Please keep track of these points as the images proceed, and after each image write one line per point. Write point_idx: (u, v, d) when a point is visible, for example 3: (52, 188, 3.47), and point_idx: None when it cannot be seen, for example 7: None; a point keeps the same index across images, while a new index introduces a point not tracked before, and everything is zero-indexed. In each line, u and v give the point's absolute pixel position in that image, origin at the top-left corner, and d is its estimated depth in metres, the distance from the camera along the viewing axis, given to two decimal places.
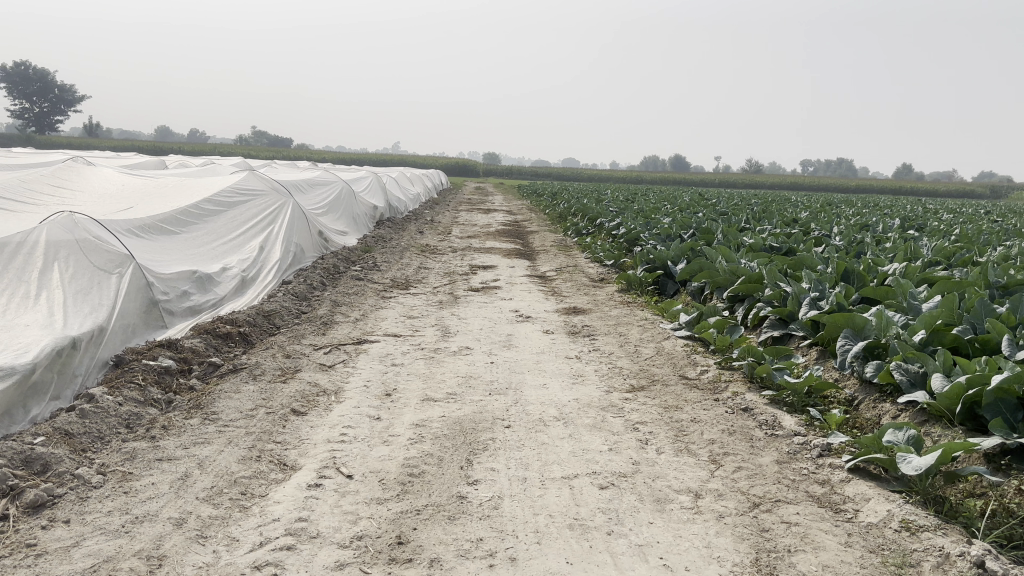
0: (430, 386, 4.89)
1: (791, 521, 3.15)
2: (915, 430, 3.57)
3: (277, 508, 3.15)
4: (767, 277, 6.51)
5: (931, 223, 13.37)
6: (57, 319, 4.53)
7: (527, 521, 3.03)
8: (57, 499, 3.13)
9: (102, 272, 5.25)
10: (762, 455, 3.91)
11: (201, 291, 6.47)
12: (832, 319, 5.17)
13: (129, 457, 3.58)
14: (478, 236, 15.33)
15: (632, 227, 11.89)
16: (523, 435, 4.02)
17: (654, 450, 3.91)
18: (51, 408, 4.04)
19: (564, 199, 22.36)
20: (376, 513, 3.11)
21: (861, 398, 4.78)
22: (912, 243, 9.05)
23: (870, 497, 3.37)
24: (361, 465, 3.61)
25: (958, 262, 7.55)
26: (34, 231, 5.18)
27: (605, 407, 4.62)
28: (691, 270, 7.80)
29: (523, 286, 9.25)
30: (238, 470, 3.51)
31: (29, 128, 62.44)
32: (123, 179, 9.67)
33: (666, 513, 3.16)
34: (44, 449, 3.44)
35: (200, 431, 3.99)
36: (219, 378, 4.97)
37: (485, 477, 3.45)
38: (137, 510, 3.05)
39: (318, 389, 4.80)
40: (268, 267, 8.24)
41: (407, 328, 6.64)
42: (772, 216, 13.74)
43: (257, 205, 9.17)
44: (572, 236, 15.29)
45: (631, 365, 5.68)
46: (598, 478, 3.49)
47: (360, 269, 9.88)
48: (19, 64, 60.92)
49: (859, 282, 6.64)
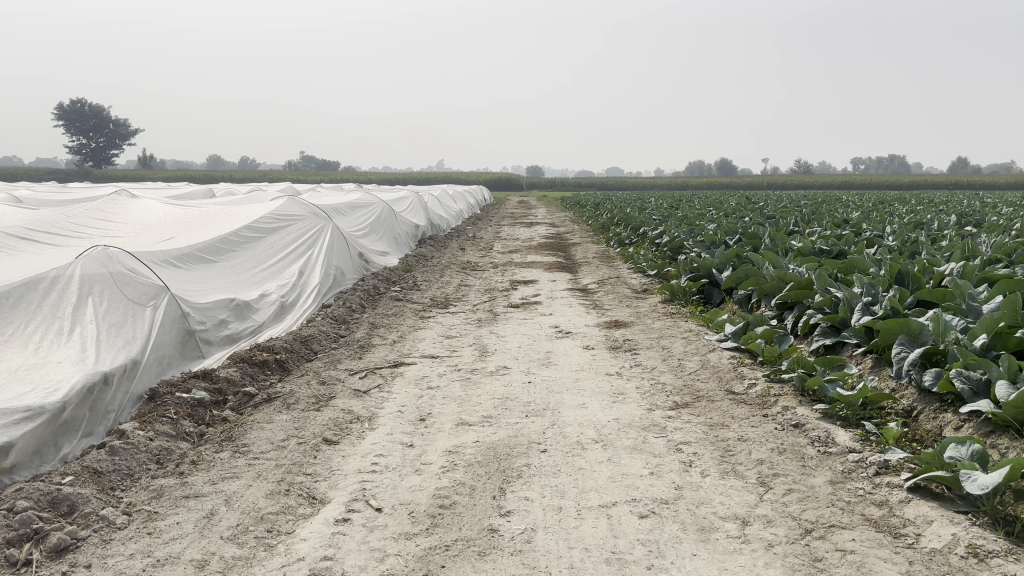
0: (465, 410, 4.75)
1: (847, 549, 2.93)
2: (980, 445, 3.33)
3: (304, 546, 3.04)
4: (816, 283, 6.24)
5: (990, 217, 12.83)
6: (90, 354, 4.52)
7: (561, 556, 2.87)
8: (80, 542, 3.08)
9: (136, 305, 5.25)
10: (815, 475, 3.67)
11: (239, 319, 6.45)
12: (887, 325, 4.90)
13: (156, 495, 3.52)
14: (521, 250, 15.23)
15: (675, 235, 11.64)
16: (560, 460, 3.86)
17: (699, 473, 3.72)
18: (82, 446, 4.02)
19: (606, 208, 22.12)
20: (404, 549, 2.98)
21: (921, 409, 4.50)
22: (970, 240, 8.64)
23: (933, 520, 3.13)
24: (391, 497, 3.48)
25: (1019, 259, 7.15)
26: (69, 265, 5.21)
27: (646, 427, 4.43)
28: (737, 278, 7.55)
29: (564, 301, 9.07)
30: (265, 505, 3.41)
31: (86, 163, 64.68)
32: (164, 210, 9.77)
33: (711, 544, 2.97)
34: (71, 488, 3.40)
35: (229, 464, 3.92)
36: (253, 408, 4.91)
37: (519, 508, 3.30)
38: (159, 553, 2.98)
39: (352, 416, 4.71)
40: (307, 291, 8.23)
41: (445, 348, 6.53)
42: (821, 217, 13.34)
43: (296, 229, 9.18)
44: (615, 247, 15.05)
45: (674, 380, 5.47)
46: (637, 506, 3.31)
47: (399, 289, 9.83)
48: (75, 102, 63.34)
49: (914, 284, 6.34)
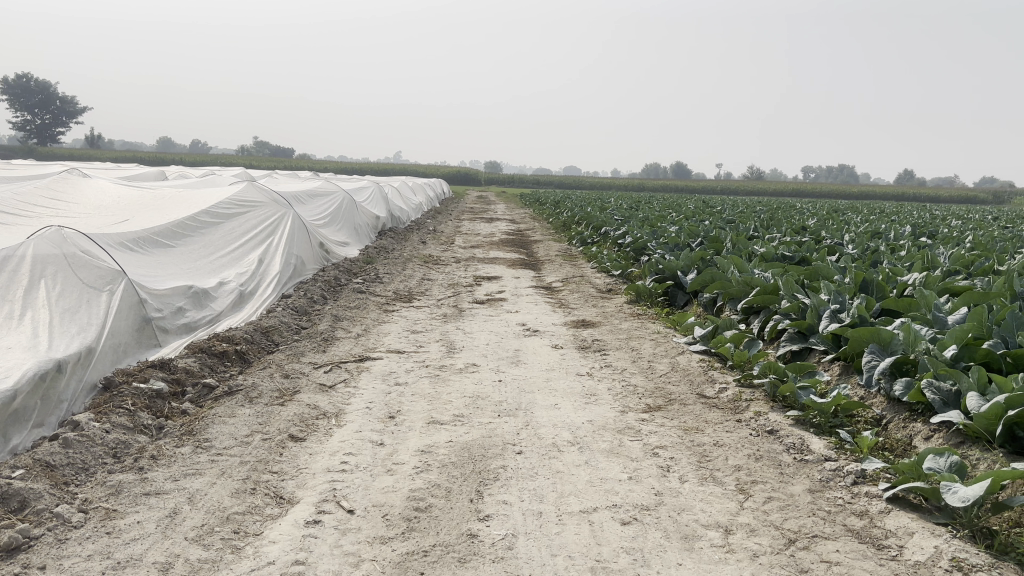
0: (436, 408, 4.64)
1: (832, 560, 2.90)
2: (957, 456, 3.31)
3: (273, 549, 2.90)
4: (784, 288, 6.24)
5: (941, 230, 13.13)
6: (42, 341, 4.31)
7: (545, 564, 2.79)
8: (33, 541, 2.89)
9: (92, 289, 5.01)
10: (793, 483, 3.65)
11: (197, 307, 6.22)
12: (856, 333, 4.88)
13: (114, 492, 3.34)
14: (482, 246, 15.11)
15: (638, 236, 11.64)
16: (536, 463, 3.77)
17: (678, 478, 3.66)
18: (32, 437, 3.82)
19: (567, 207, 22.12)
20: (379, 554, 2.86)
21: (890, 418, 4.51)
22: (929, 251, 8.76)
23: (914, 532, 3.11)
24: (363, 498, 3.35)
25: (978, 271, 7.27)
26: (21, 246, 4.96)
27: (621, 430, 4.37)
28: (703, 280, 7.55)
29: (529, 298, 9.00)
30: (231, 505, 3.26)
31: (31, 140, 62.74)
32: (118, 191, 9.42)
33: (696, 553, 2.91)
34: (21, 483, 3.21)
35: (191, 460, 3.75)
36: (214, 401, 4.72)
37: (498, 512, 3.20)
38: (120, 554, 2.81)
39: (318, 412, 4.56)
40: (266, 280, 7.99)
41: (411, 344, 6.39)
42: (781, 222, 13.49)
43: (256, 216, 8.92)
44: (577, 245, 15.04)
45: (645, 382, 5.43)
46: (619, 513, 3.24)
47: (361, 281, 9.64)
48: (21, 77, 61.41)
49: (878, 292, 6.40)
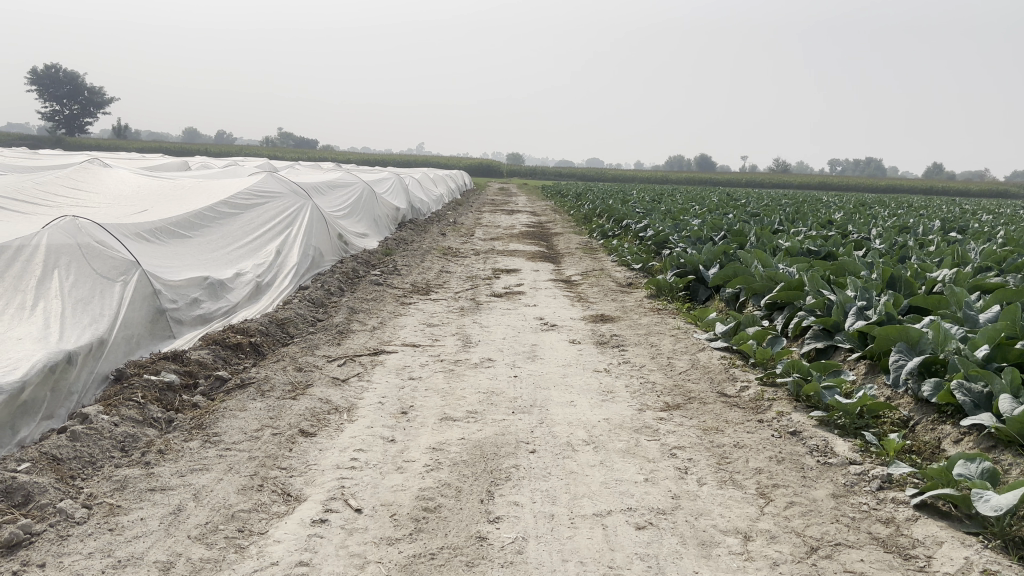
0: (449, 404, 4.55)
1: (856, 571, 2.78)
2: (989, 462, 3.17)
3: (277, 549, 2.82)
4: (809, 284, 6.07)
5: (972, 225, 12.80)
6: (53, 332, 4.26)
7: (555, 569, 2.69)
8: (34, 537, 2.84)
9: (105, 280, 4.97)
10: (816, 488, 3.52)
11: (212, 298, 6.18)
12: (883, 331, 4.72)
13: (120, 487, 3.29)
14: (502, 238, 15.03)
15: (660, 229, 11.47)
16: (549, 462, 3.67)
17: (695, 481, 3.55)
18: (41, 429, 3.78)
19: (589, 199, 21.94)
20: (385, 556, 2.77)
21: (918, 419, 4.35)
22: (960, 247, 8.51)
23: (943, 541, 2.98)
24: (371, 497, 3.27)
25: (1011, 267, 7.02)
26: (35, 236, 4.92)
27: (638, 429, 4.25)
28: (725, 275, 7.39)
29: (548, 292, 8.88)
30: (237, 502, 3.19)
31: (58, 131, 63.44)
32: (138, 181, 9.42)
33: (713, 560, 2.80)
34: (26, 477, 3.17)
35: (199, 455, 3.68)
36: (225, 394, 4.67)
37: (508, 514, 3.11)
38: (121, 552, 2.75)
39: (330, 407, 4.49)
40: (284, 272, 7.95)
41: (426, 337, 6.31)
42: (805, 216, 13.28)
43: (274, 207, 8.88)
44: (599, 238, 14.88)
45: (664, 380, 5.31)
46: (634, 516, 3.13)
47: (380, 273, 9.57)
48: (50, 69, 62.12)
49: (906, 289, 6.21)
